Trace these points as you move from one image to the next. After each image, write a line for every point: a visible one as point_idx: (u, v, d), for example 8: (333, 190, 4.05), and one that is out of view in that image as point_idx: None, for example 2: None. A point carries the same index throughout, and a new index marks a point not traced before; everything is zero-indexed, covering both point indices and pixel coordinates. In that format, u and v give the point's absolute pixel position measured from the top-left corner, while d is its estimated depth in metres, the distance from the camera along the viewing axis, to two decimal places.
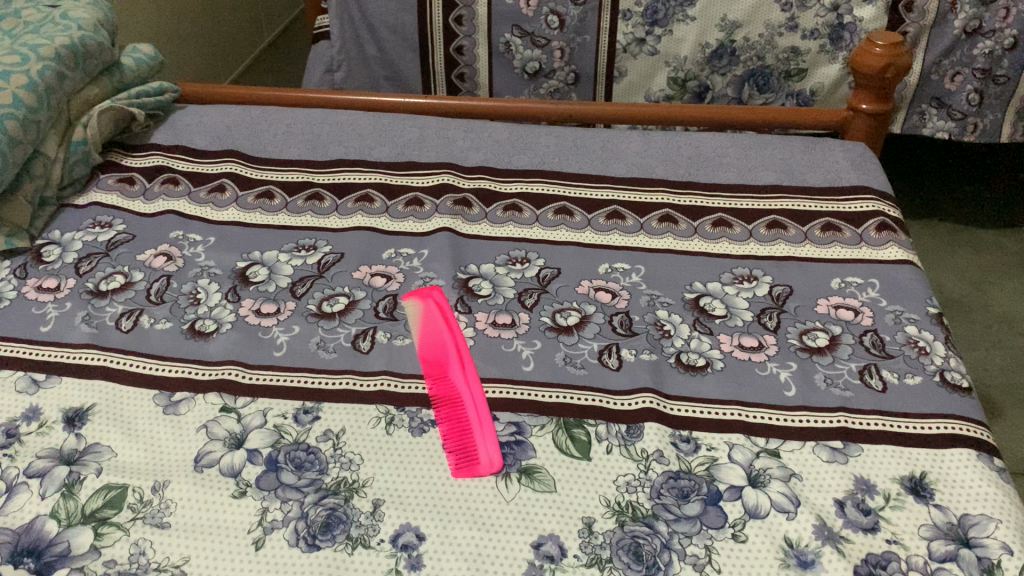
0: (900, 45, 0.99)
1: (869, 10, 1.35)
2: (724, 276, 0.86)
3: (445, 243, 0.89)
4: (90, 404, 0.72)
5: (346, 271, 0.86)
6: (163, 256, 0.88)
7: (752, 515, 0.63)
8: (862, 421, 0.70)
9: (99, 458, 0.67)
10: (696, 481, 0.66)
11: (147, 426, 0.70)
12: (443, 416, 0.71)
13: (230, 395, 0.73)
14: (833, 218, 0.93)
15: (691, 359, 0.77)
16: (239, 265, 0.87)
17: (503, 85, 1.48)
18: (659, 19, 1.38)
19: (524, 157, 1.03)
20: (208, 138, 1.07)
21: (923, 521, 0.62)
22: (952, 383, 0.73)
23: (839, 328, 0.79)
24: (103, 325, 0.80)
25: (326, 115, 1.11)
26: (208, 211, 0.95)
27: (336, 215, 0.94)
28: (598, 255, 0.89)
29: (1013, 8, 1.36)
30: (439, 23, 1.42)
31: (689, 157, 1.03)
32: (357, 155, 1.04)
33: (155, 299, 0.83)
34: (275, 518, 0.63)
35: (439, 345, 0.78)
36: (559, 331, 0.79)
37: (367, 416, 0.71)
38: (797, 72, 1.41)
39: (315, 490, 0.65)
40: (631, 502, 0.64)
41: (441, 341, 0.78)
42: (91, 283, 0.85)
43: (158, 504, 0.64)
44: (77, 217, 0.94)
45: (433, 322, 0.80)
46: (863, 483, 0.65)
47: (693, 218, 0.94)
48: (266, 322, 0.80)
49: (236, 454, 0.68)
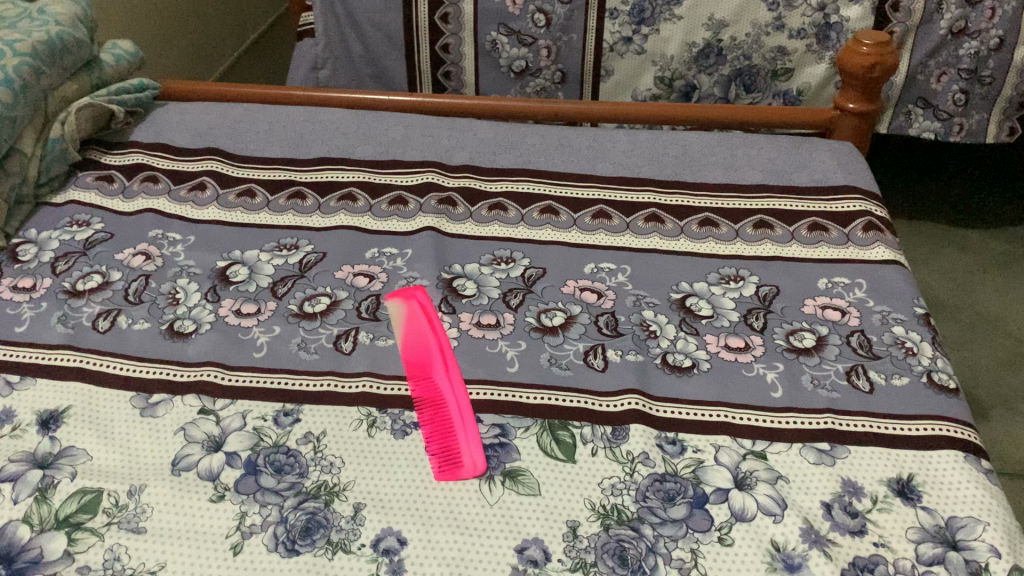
0: (886, 44, 1.00)
1: (856, 10, 1.35)
2: (711, 276, 0.85)
3: (429, 242, 0.88)
4: (66, 406, 0.71)
5: (328, 270, 0.85)
6: (142, 255, 0.86)
7: (738, 518, 0.62)
8: (849, 423, 0.70)
9: (73, 462, 0.66)
10: (682, 484, 0.65)
11: (122, 430, 0.69)
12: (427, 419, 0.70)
13: (208, 397, 0.72)
14: (820, 218, 0.92)
15: (677, 360, 0.76)
16: (219, 264, 0.85)
17: (489, 84, 1.47)
18: (646, 17, 1.37)
19: (511, 155, 1.02)
20: (188, 135, 1.05)
21: (911, 524, 0.62)
22: (939, 385, 0.74)
23: (826, 329, 0.79)
24: (80, 326, 0.78)
25: (310, 112, 1.09)
26: (187, 209, 0.93)
27: (318, 214, 0.92)
28: (584, 255, 0.88)
29: (999, 8, 1.37)
30: (425, 20, 1.41)
31: (676, 156, 1.02)
32: (340, 153, 1.02)
33: (133, 299, 0.81)
34: (254, 522, 0.62)
35: (423, 348, 0.76)
36: (544, 332, 0.78)
37: (348, 418, 0.70)
38: (783, 71, 1.41)
39: (295, 493, 0.64)
40: (616, 505, 0.63)
41: (424, 343, 0.77)
42: (67, 283, 0.83)
43: (133, 508, 0.63)
44: (55, 215, 0.92)
45: (416, 325, 0.78)
46: (850, 486, 0.65)
47: (680, 218, 0.93)
48: (246, 322, 0.79)
49: (214, 457, 0.67)
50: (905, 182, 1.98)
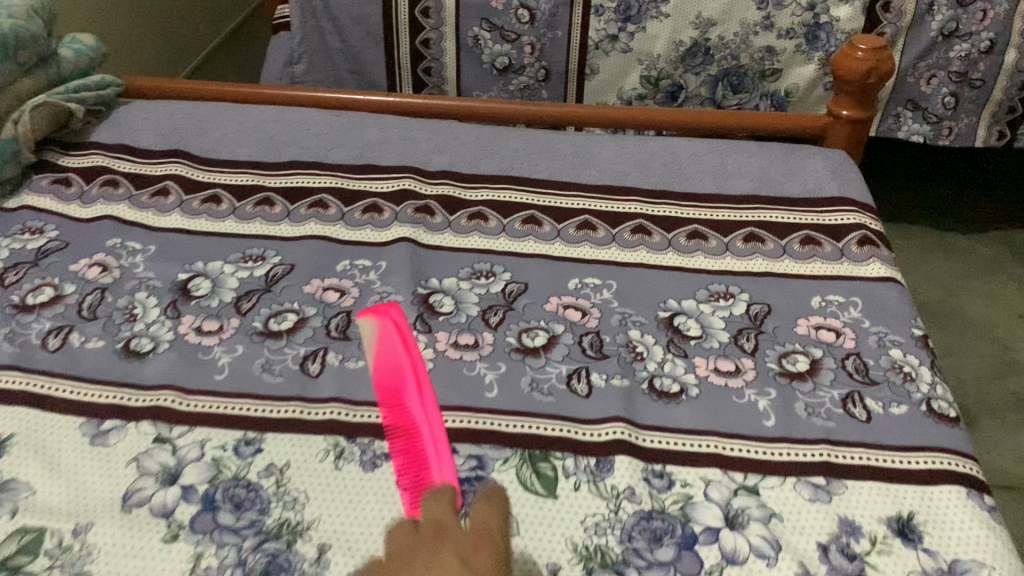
0: (883, 50, 0.96)
1: (846, 10, 1.31)
2: (700, 293, 0.81)
3: (405, 254, 0.84)
4: (9, 434, 0.66)
5: (297, 285, 0.80)
6: (98, 266, 0.81)
7: (729, 561, 0.58)
8: (845, 454, 0.66)
9: (15, 498, 0.61)
10: (669, 522, 0.61)
11: (70, 460, 0.64)
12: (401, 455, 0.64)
13: (164, 424, 0.67)
14: (814, 231, 0.88)
15: (664, 385, 0.72)
16: (180, 276, 0.80)
17: (471, 82, 1.42)
18: (632, 15, 1.33)
19: (491, 161, 0.98)
20: (152, 136, 1.00)
21: (912, 568, 0.58)
22: (939, 413, 0.70)
23: (820, 352, 0.75)
24: (28, 344, 0.73)
25: (281, 112, 1.04)
26: (149, 216, 0.88)
27: (287, 222, 0.88)
28: (567, 269, 0.84)
29: (990, 10, 1.34)
30: (404, 14, 1.36)
31: (663, 164, 0.98)
32: (313, 156, 0.97)
33: (87, 315, 0.76)
34: (210, 565, 0.57)
35: (396, 363, 0.67)
36: (524, 353, 0.74)
37: (314, 449, 0.65)
38: (772, 72, 1.38)
39: (255, 533, 0.59)
40: (600, 546, 0.59)
41: (397, 357, 0.67)
42: (16, 297, 0.78)
43: (79, 550, 0.58)
44: (6, 221, 0.87)
45: (388, 334, 0.69)
46: (848, 525, 0.61)
47: (668, 230, 0.89)
48: (207, 341, 0.74)
49: (169, 491, 0.62)
50: (897, 189, 1.94)
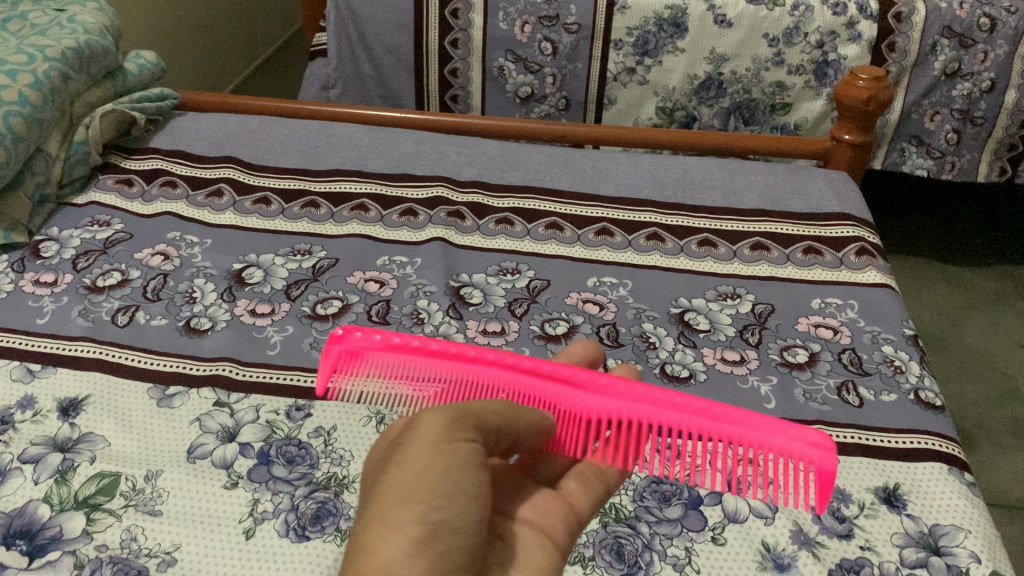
0: (882, 79, 1.04)
1: (853, 48, 1.39)
2: (708, 293, 0.88)
3: (437, 252, 0.91)
4: (85, 395, 0.73)
5: (341, 275, 0.88)
6: (160, 255, 0.89)
7: (731, 519, 0.65)
8: (838, 433, 0.73)
9: (92, 447, 0.68)
10: (677, 487, 0.68)
11: (141, 418, 0.71)
12: (664, 441, 0.58)
13: (224, 390, 0.74)
14: (815, 242, 0.96)
15: (675, 370, 0.79)
16: (234, 266, 0.88)
17: (495, 108, 1.51)
18: (650, 49, 1.41)
19: (516, 174, 1.06)
20: (206, 144, 1.09)
21: (896, 529, 0.65)
22: (926, 402, 0.76)
23: (818, 346, 0.82)
24: (99, 320, 0.81)
25: (322, 127, 1.13)
26: (204, 214, 0.96)
27: (332, 222, 0.96)
28: (587, 268, 0.91)
29: (990, 52, 1.39)
30: (435, 44, 1.45)
31: (676, 180, 1.06)
32: (353, 165, 1.05)
33: (152, 296, 0.84)
34: (265, 509, 0.64)
35: (478, 382, 0.60)
36: (547, 340, 0.81)
37: (357, 415, 0.72)
38: (782, 106, 1.45)
39: (306, 483, 0.66)
40: (614, 504, 0.67)
41: (454, 377, 0.61)
42: (88, 279, 0.86)
43: (150, 493, 0.65)
44: (76, 215, 0.95)
45: (401, 362, 0.62)
46: (839, 493, 0.68)
47: (680, 237, 0.96)
48: (261, 321, 0.82)
49: (228, 447, 0.69)
50: (923, 232, 2.01)
